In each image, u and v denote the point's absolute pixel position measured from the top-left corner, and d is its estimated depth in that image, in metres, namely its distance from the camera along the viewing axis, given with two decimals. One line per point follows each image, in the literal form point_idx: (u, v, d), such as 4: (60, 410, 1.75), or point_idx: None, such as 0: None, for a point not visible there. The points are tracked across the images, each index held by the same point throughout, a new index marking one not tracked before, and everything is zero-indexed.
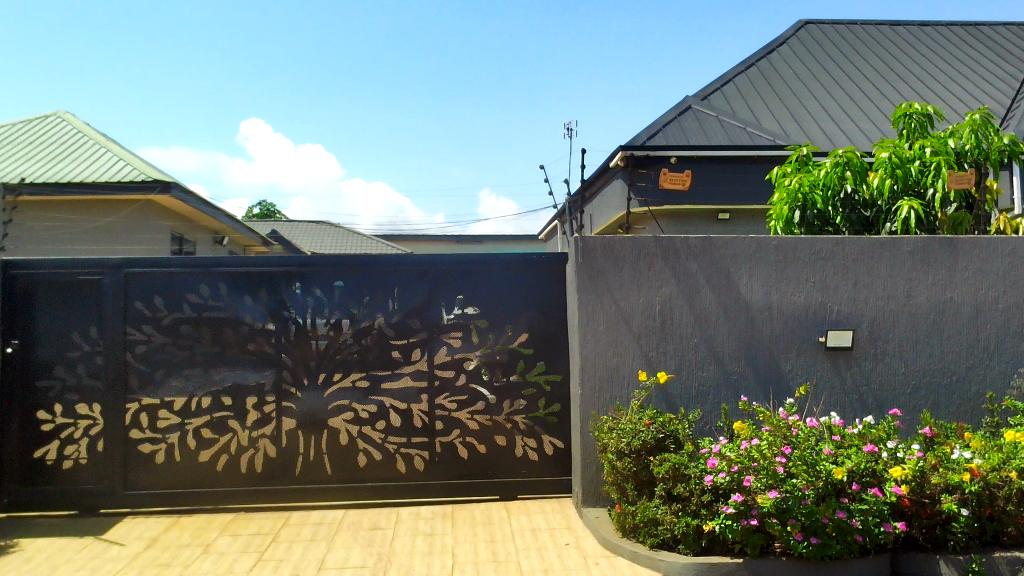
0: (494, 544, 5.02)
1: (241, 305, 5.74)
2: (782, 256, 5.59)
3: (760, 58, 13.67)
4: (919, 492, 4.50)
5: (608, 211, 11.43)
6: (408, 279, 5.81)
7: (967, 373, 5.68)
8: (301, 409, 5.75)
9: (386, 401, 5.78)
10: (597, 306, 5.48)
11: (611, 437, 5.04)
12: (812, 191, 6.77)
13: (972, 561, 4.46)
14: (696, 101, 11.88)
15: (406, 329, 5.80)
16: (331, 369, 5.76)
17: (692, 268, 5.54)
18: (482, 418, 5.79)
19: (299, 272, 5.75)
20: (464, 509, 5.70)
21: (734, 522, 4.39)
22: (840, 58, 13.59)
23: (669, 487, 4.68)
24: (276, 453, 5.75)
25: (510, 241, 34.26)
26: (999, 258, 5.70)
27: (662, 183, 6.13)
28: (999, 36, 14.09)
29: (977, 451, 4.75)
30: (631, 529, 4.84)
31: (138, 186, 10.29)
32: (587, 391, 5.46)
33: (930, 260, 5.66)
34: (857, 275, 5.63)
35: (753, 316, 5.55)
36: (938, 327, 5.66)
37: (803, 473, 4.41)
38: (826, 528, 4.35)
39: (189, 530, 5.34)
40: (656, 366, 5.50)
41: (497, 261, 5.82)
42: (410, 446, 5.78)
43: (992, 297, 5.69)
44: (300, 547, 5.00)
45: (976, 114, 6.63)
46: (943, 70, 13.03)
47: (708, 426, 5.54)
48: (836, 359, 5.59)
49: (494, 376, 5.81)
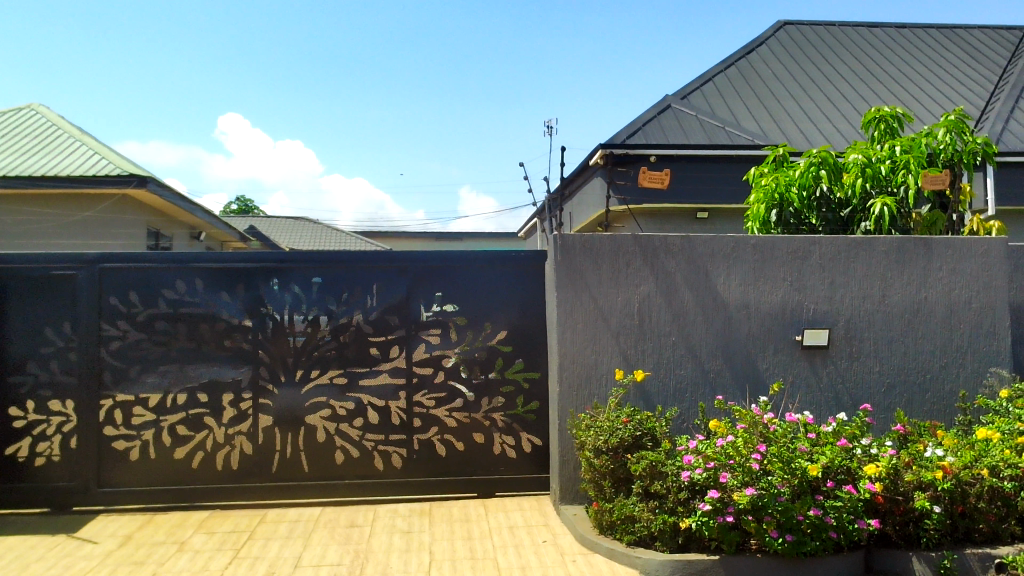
0: (472, 541, 5.02)
1: (218, 301, 5.70)
2: (759, 255, 5.62)
3: (739, 58, 13.74)
4: (893, 489, 4.58)
5: (587, 210, 11.42)
6: (387, 276, 5.78)
7: (940, 371, 5.75)
8: (278, 406, 5.72)
9: (364, 398, 5.75)
10: (576, 304, 5.48)
11: (588, 434, 5.06)
12: (788, 191, 6.80)
13: (944, 558, 4.51)
14: (677, 100, 11.92)
15: (384, 325, 5.78)
16: (309, 365, 5.73)
17: (670, 266, 5.56)
18: (461, 416, 5.79)
19: (276, 268, 5.70)
20: (442, 506, 5.70)
21: (710, 518, 4.43)
22: (819, 59, 13.67)
23: (646, 485, 4.72)
24: (252, 450, 5.71)
25: (490, 238, 34.24)
26: (973, 258, 5.77)
27: (640, 182, 6.17)
28: (974, 39, 14.25)
29: (949, 449, 4.83)
30: (608, 526, 4.86)
31: (114, 180, 10.18)
32: (566, 388, 5.46)
33: (905, 259, 5.73)
34: (834, 274, 5.68)
35: (730, 315, 5.58)
36: (912, 326, 5.72)
37: (779, 469, 4.44)
38: (801, 525, 4.37)
39: (164, 528, 5.30)
40: (634, 363, 5.52)
41: (477, 258, 5.81)
42: (388, 444, 5.77)
43: (965, 297, 5.77)
44: (276, 545, 4.97)
45: (951, 115, 6.67)
46: (920, 72, 13.14)
47: (685, 423, 5.54)
48: (812, 358, 5.64)
49: (472, 374, 5.81)
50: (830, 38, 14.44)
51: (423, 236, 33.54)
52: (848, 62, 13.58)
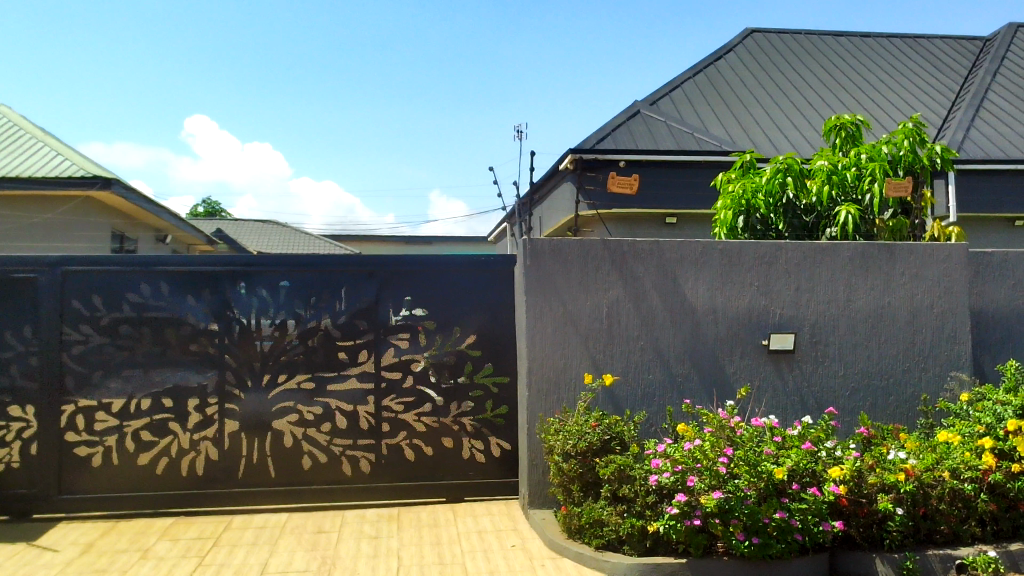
0: (440, 547, 5.00)
1: (184, 305, 5.63)
2: (727, 260, 5.68)
3: (707, 64, 13.87)
4: (857, 491, 4.63)
5: (556, 214, 11.46)
6: (355, 279, 5.75)
7: (903, 375, 5.84)
8: (245, 411, 5.66)
9: (332, 403, 5.71)
10: (545, 308, 5.49)
11: (556, 438, 5.07)
12: (754, 197, 6.90)
13: (906, 559, 4.56)
14: (645, 106, 12.00)
15: (353, 329, 5.74)
16: (276, 370, 5.68)
17: (639, 271, 5.59)
18: (429, 420, 5.77)
19: (243, 272, 5.65)
20: (410, 511, 5.67)
21: (678, 522, 4.43)
22: (785, 67, 13.84)
23: (614, 489, 4.76)
24: (218, 455, 5.65)
25: (460, 242, 34.21)
26: (934, 264, 5.88)
27: (610, 187, 6.20)
28: (937, 49, 14.52)
29: (912, 452, 4.95)
30: (577, 530, 4.86)
31: (78, 182, 10.02)
32: (535, 392, 5.46)
33: (868, 265, 5.82)
34: (800, 279, 5.75)
35: (698, 319, 5.63)
36: (875, 331, 5.81)
37: (745, 473, 4.46)
38: (767, 527, 4.41)
39: (127, 535, 5.21)
40: (603, 367, 5.54)
41: (446, 262, 5.80)
42: (356, 449, 5.73)
43: (927, 302, 5.87)
44: (242, 552, 4.92)
45: (908, 123, 6.81)
46: (884, 80, 13.36)
47: (653, 428, 5.57)
48: (778, 362, 5.70)
49: (441, 378, 5.79)
50: (796, 47, 14.63)
51: (392, 240, 33.39)
52: (814, 70, 13.77)
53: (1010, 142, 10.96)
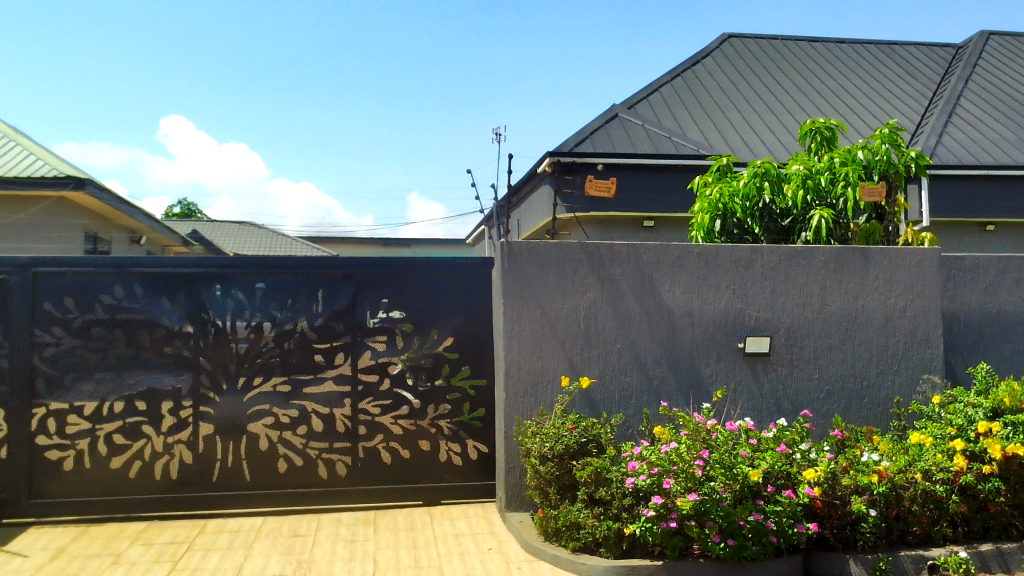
0: (417, 550, 4.98)
1: (158, 306, 5.57)
2: (703, 264, 5.71)
3: (685, 68, 13.95)
4: (831, 493, 4.69)
5: (534, 217, 11.47)
6: (332, 281, 5.72)
7: (877, 378, 5.90)
8: (219, 414, 5.61)
9: (308, 405, 5.68)
10: (523, 311, 5.49)
11: (533, 441, 5.07)
12: (731, 201, 6.95)
13: (879, 560, 4.60)
14: (623, 109, 12.05)
15: (330, 332, 5.71)
16: (252, 372, 5.64)
17: (616, 274, 5.61)
18: (406, 423, 5.75)
19: (219, 273, 5.60)
20: (387, 514, 5.65)
21: (654, 524, 4.45)
22: (762, 71, 13.95)
23: (591, 491, 4.77)
24: (192, 459, 5.60)
25: (438, 244, 34.16)
26: (908, 267, 5.95)
27: (587, 190, 6.22)
28: (910, 55, 14.70)
29: (885, 453, 5.01)
30: (553, 532, 4.86)
31: (51, 181, 9.89)
32: (512, 395, 5.46)
33: (843, 268, 5.88)
34: (775, 283, 5.80)
35: (675, 322, 5.66)
36: (849, 334, 5.87)
37: (720, 475, 4.49)
38: (742, 529, 4.45)
39: (99, 540, 5.15)
40: (580, 370, 5.55)
41: (424, 264, 5.78)
42: (332, 452, 5.70)
43: (900, 306, 5.94)
44: (216, 556, 4.87)
45: (885, 129, 6.88)
46: (859, 86, 13.50)
47: (630, 430, 5.58)
48: (754, 365, 5.74)
49: (418, 381, 5.78)
50: (772, 52, 14.75)
51: (370, 241, 33.27)
52: (790, 75, 13.89)
53: (981, 148, 11.11)
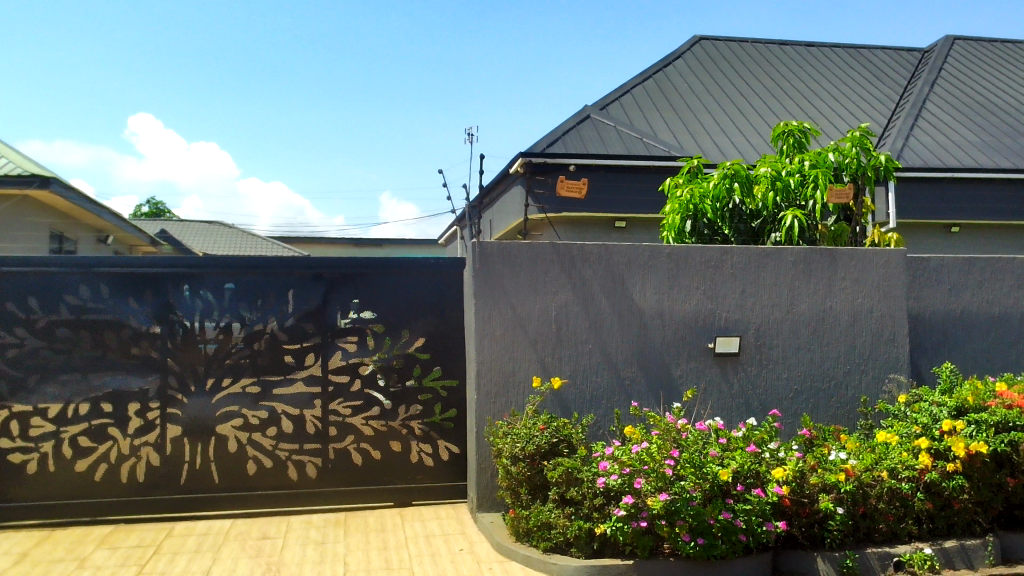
0: (387, 551, 4.96)
1: (125, 307, 5.49)
2: (674, 264, 5.75)
3: (656, 70, 14.02)
4: (799, 492, 4.74)
5: (507, 218, 11.47)
6: (303, 282, 5.68)
7: (844, 377, 5.97)
8: (188, 416, 5.55)
9: (278, 407, 5.63)
10: (494, 311, 5.49)
11: (504, 441, 5.06)
12: (702, 203, 6.95)
13: (847, 557, 4.66)
14: (595, 110, 12.09)
15: (300, 333, 5.67)
16: (220, 374, 5.58)
17: (587, 274, 5.63)
18: (377, 424, 5.72)
19: (187, 273, 5.53)
20: (357, 515, 5.61)
21: (625, 523, 4.48)
22: (732, 74, 14.07)
23: (562, 491, 4.78)
24: (160, 461, 5.53)
25: (410, 245, 34.06)
26: (874, 268, 6.03)
27: (558, 191, 6.23)
28: (878, 58, 14.90)
29: (852, 452, 5.08)
30: (525, 533, 4.87)
31: (15, 180, 9.72)
32: (483, 396, 5.46)
33: (811, 269, 5.95)
34: (745, 283, 5.85)
35: (645, 322, 5.68)
36: (817, 334, 5.93)
37: (690, 475, 4.51)
38: (712, 528, 4.48)
39: (63, 544, 5.07)
40: (551, 371, 5.56)
41: (395, 264, 5.75)
42: (302, 453, 5.66)
43: (867, 306, 6.01)
44: (183, 560, 4.81)
45: (856, 131, 6.96)
46: (827, 89, 13.66)
47: (601, 430, 5.59)
48: (724, 365, 5.78)
49: (390, 382, 5.75)
50: (743, 55, 14.87)
51: (342, 241, 33.09)
52: (760, 78, 14.01)
53: (947, 152, 11.29)
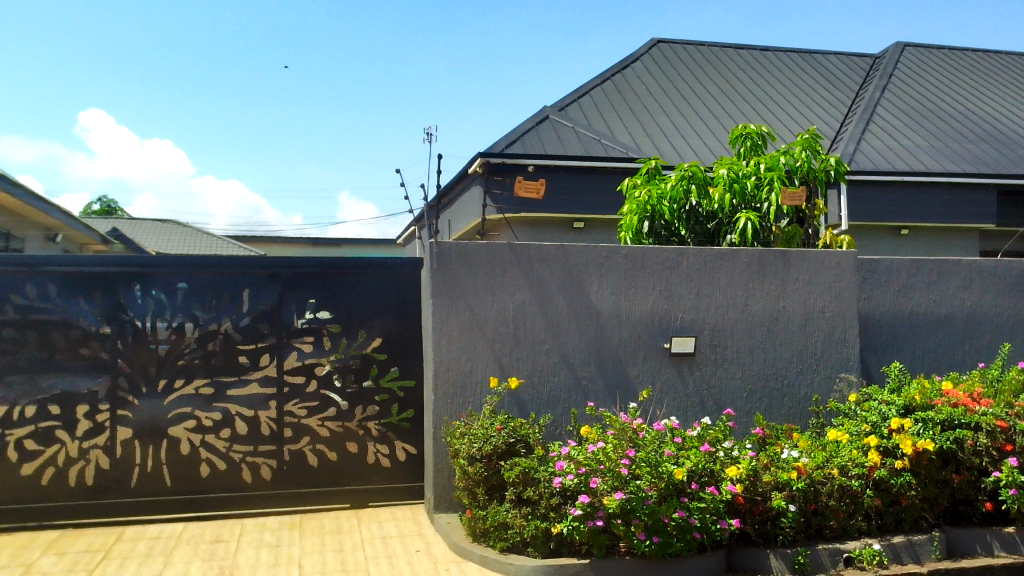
0: (343, 553, 4.92)
1: (73, 307, 5.37)
2: (630, 265, 5.79)
3: (615, 71, 14.11)
4: (753, 490, 4.82)
5: (465, 218, 11.45)
6: (258, 281, 5.61)
7: (797, 377, 6.07)
8: (138, 418, 5.45)
9: (231, 408, 5.56)
10: (452, 311, 5.48)
11: (461, 442, 5.06)
12: (659, 203, 7.01)
13: (798, 554, 4.73)
14: (554, 111, 12.12)
15: (254, 333, 5.60)
16: (173, 374, 5.49)
17: (545, 274, 5.65)
18: (334, 425, 5.68)
19: (138, 273, 5.43)
20: (313, 517, 5.56)
21: (580, 522, 4.50)
22: (689, 77, 14.22)
23: (519, 491, 4.79)
24: (110, 464, 5.42)
25: (368, 245, 33.84)
26: (826, 270, 6.14)
27: (516, 191, 6.23)
28: (831, 63, 15.17)
29: (803, 450, 5.18)
30: (481, 533, 4.86)
31: None
32: (441, 396, 5.45)
33: (765, 271, 6.04)
34: (700, 284, 5.91)
35: (602, 323, 5.72)
36: (771, 334, 6.03)
37: (646, 474, 4.56)
38: (667, 527, 4.51)
39: (8, 550, 4.94)
40: (509, 371, 5.56)
41: (352, 264, 5.71)
42: (257, 455, 5.59)
43: (819, 307, 6.12)
44: (133, 564, 4.72)
45: (805, 134, 7.08)
46: (782, 93, 13.87)
47: (558, 430, 5.61)
48: (679, 365, 5.84)
49: (346, 382, 5.71)
50: (700, 58, 15.02)
51: (299, 241, 32.74)
52: (717, 81, 14.18)
53: (897, 156, 11.53)
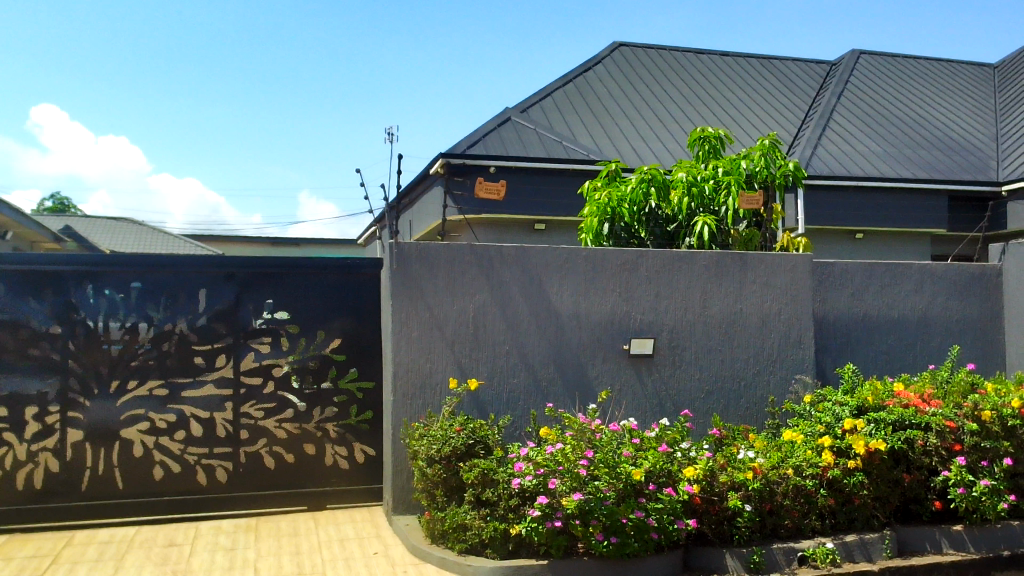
0: (300, 556, 4.87)
1: (23, 306, 5.25)
2: (590, 266, 5.82)
3: (577, 74, 14.17)
4: (709, 490, 4.88)
5: (426, 219, 11.40)
6: (214, 281, 5.53)
7: (754, 378, 6.15)
8: (90, 420, 5.34)
9: (186, 409, 5.47)
10: (411, 312, 5.46)
11: (420, 443, 5.04)
12: (619, 206, 7.08)
13: (753, 553, 4.79)
14: (516, 113, 12.13)
15: (210, 333, 5.52)
16: (125, 376, 5.39)
17: (505, 276, 5.65)
18: (291, 427, 5.61)
19: (90, 272, 5.32)
20: (269, 520, 5.49)
21: (539, 524, 4.50)
22: (650, 80, 14.34)
23: (478, 493, 4.78)
24: (60, 467, 5.30)
25: (328, 245, 33.55)
26: (783, 273, 6.24)
27: (477, 192, 6.23)
28: (789, 69, 15.40)
29: (759, 450, 5.26)
30: (440, 535, 4.84)
31: None
32: (399, 397, 5.42)
33: (723, 273, 6.11)
34: (659, 286, 5.96)
35: (562, 324, 5.74)
36: (728, 336, 6.10)
37: (605, 475, 4.59)
38: (625, 527, 4.53)
39: None
40: (468, 372, 5.55)
41: (310, 264, 5.65)
42: (212, 457, 5.51)
43: (775, 309, 6.21)
44: (83, 569, 4.62)
45: (766, 140, 7.18)
46: (741, 97, 14.05)
47: (518, 431, 5.62)
48: (638, 367, 5.88)
49: (304, 384, 5.65)
50: (661, 62, 15.16)
51: (258, 241, 32.35)
52: (677, 85, 14.31)
53: (853, 162, 11.73)
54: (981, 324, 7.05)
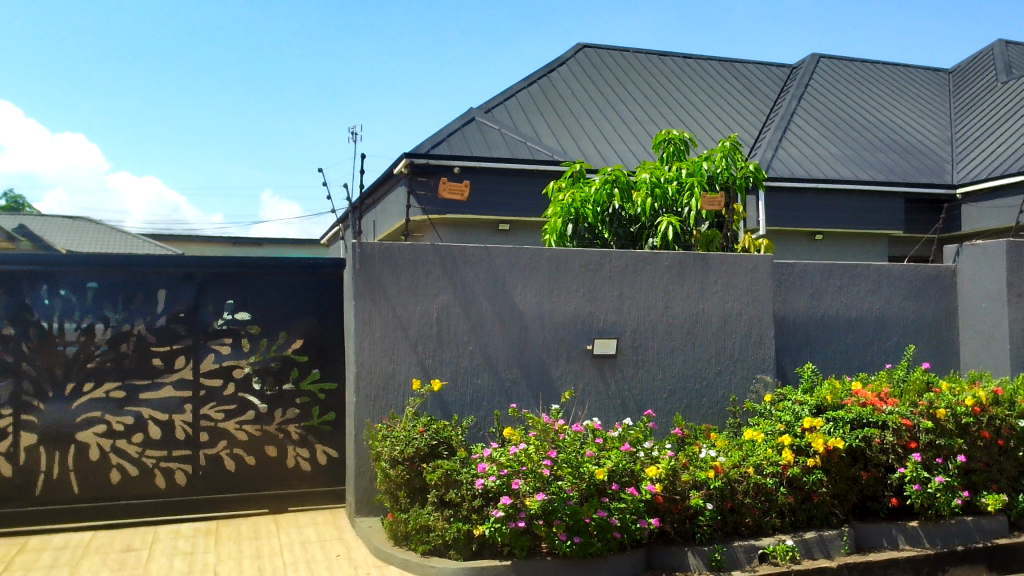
0: (260, 560, 4.81)
1: None
2: (554, 267, 5.84)
3: (541, 75, 14.19)
4: (671, 489, 4.92)
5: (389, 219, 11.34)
6: (173, 281, 5.44)
7: (715, 377, 6.20)
8: (44, 423, 5.23)
9: (144, 412, 5.39)
10: (374, 312, 5.42)
11: (383, 444, 5.01)
12: (583, 207, 7.10)
13: (715, 551, 4.83)
14: (481, 113, 12.11)
15: (169, 334, 5.43)
16: (81, 378, 5.28)
17: (469, 276, 5.63)
18: (252, 428, 5.55)
19: (45, 272, 5.21)
20: (229, 523, 5.42)
21: (502, 524, 4.50)
22: (614, 82, 14.42)
23: (441, 494, 4.77)
24: (12, 471, 5.19)
25: (290, 245, 33.22)
26: (744, 273, 6.31)
27: (441, 192, 6.20)
28: (751, 72, 15.58)
29: (720, 449, 5.33)
30: (403, 536, 4.82)
31: None
32: (362, 399, 5.38)
33: (685, 274, 6.16)
34: (622, 286, 6.00)
35: (526, 325, 5.74)
36: (691, 336, 6.15)
37: (567, 475, 4.59)
38: (588, 527, 4.56)
39: None
40: (431, 373, 5.53)
41: (271, 264, 5.58)
42: (170, 460, 5.42)
43: (737, 309, 6.28)
44: None
45: (727, 142, 7.27)
46: (703, 99, 14.18)
47: (482, 431, 5.60)
48: (601, 367, 5.90)
49: (265, 385, 5.59)
50: (625, 64, 15.25)
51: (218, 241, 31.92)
52: (641, 87, 14.40)
53: (812, 164, 11.90)
54: (935, 324, 7.19)
